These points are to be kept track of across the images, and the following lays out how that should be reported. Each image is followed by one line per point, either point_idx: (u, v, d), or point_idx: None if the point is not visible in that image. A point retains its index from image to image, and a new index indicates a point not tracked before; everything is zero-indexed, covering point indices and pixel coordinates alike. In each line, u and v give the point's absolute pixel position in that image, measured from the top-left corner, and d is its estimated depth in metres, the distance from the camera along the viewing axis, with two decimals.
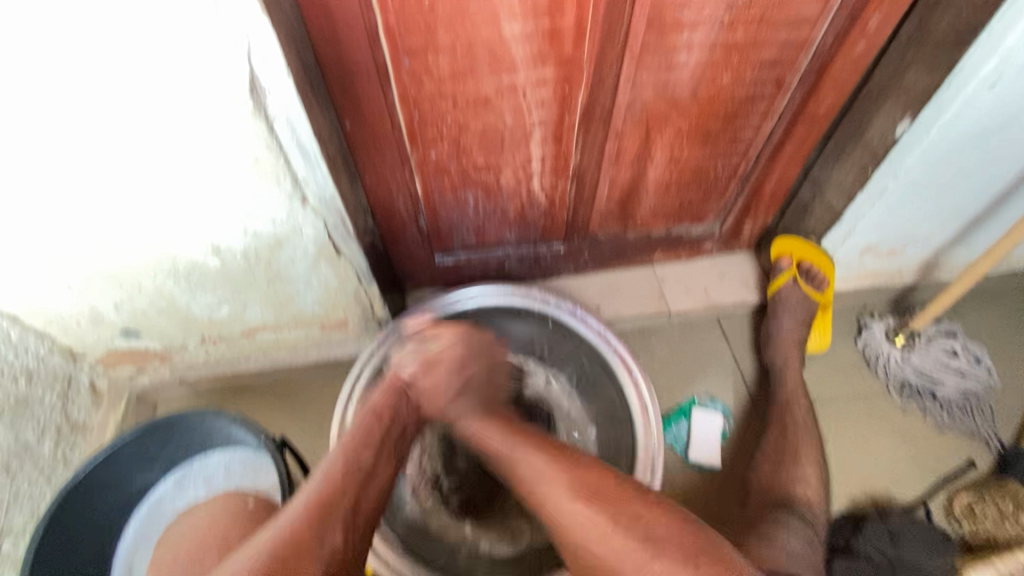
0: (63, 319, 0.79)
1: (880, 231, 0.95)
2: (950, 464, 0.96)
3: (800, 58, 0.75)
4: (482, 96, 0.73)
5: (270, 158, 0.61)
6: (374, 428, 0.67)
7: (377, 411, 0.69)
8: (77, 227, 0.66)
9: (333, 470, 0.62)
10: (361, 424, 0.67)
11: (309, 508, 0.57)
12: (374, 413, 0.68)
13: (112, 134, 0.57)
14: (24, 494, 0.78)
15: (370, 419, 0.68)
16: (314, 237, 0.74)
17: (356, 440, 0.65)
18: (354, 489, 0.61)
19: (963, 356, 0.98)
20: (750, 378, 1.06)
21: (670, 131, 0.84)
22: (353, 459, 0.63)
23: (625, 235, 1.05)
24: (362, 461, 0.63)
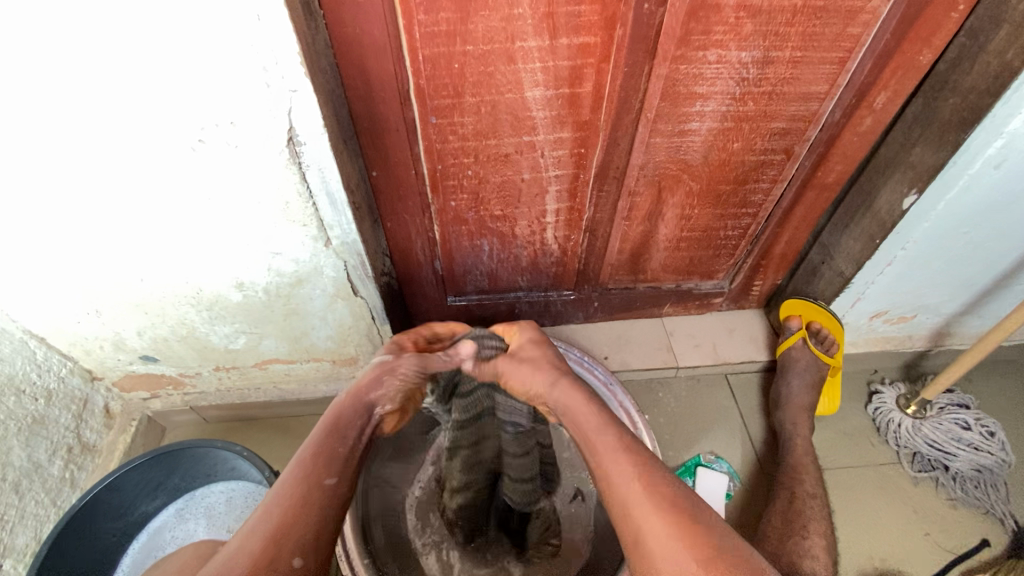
0: (87, 343, 0.82)
1: (890, 298, 0.95)
2: (964, 542, 0.93)
3: (809, 130, 0.78)
4: (503, 153, 0.77)
5: (299, 202, 0.65)
6: (337, 441, 0.60)
7: (338, 424, 0.62)
8: (113, 256, 0.70)
9: (291, 491, 0.54)
10: (325, 433, 0.60)
11: (267, 535, 0.50)
12: (336, 427, 0.62)
13: (159, 175, 0.61)
14: (30, 514, 0.79)
15: (330, 432, 0.61)
16: (334, 277, 0.77)
17: (320, 457, 0.57)
18: (318, 512, 0.54)
19: (977, 430, 0.95)
20: (758, 439, 1.05)
21: (681, 191, 0.87)
22: (316, 476, 0.56)
23: (635, 287, 1.07)
24: (326, 479, 0.56)
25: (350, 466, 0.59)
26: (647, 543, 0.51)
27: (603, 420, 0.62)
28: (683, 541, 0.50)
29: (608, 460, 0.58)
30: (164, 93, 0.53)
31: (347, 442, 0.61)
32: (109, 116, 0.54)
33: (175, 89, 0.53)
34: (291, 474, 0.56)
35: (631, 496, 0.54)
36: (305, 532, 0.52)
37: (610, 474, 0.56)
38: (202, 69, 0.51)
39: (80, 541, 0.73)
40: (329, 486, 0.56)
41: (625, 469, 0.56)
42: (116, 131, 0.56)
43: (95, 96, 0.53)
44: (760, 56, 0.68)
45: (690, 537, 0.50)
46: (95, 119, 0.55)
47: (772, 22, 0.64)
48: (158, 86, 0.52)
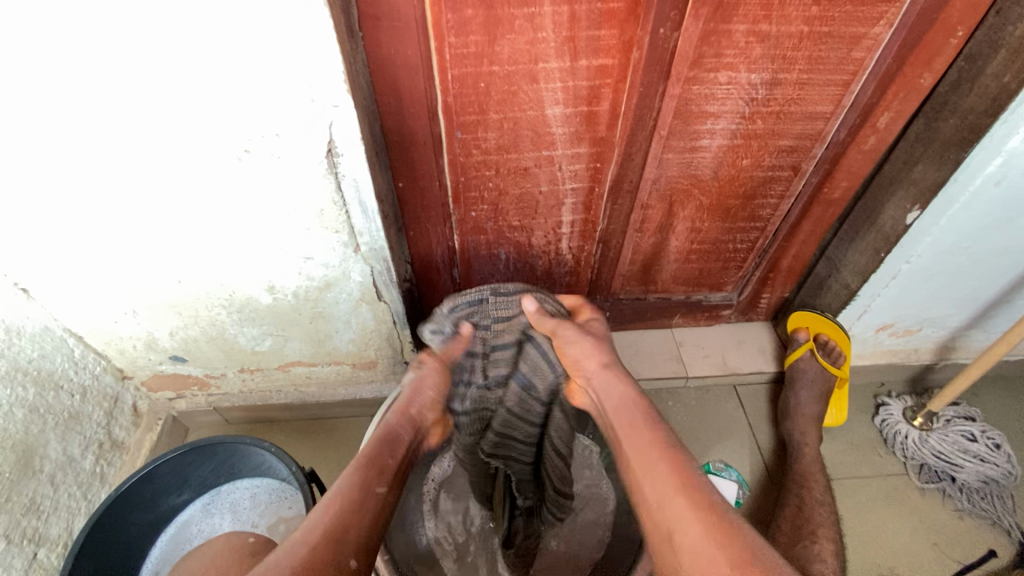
0: (122, 343, 0.86)
1: (896, 311, 0.98)
2: (972, 552, 0.94)
3: (815, 147, 0.82)
4: (523, 167, 0.81)
5: (332, 209, 0.69)
6: (384, 453, 0.62)
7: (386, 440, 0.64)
8: (153, 258, 0.74)
9: (347, 497, 0.56)
10: (373, 445, 0.63)
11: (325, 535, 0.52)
12: (384, 443, 0.64)
13: (205, 183, 0.65)
14: (63, 506, 0.82)
15: (381, 446, 0.63)
16: (360, 282, 0.80)
17: (372, 468, 0.60)
18: (370, 518, 0.55)
19: (983, 442, 0.96)
20: (767, 449, 1.07)
21: (692, 205, 0.90)
22: (368, 484, 0.58)
23: (646, 297, 1.10)
24: (377, 488, 0.58)
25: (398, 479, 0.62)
26: (677, 543, 0.52)
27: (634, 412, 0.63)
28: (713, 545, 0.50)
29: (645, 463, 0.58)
30: (216, 106, 0.57)
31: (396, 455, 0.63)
32: (165, 127, 0.59)
33: (226, 102, 0.57)
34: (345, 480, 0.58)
35: (661, 497, 0.55)
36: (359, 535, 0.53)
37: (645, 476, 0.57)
38: (252, 84, 0.56)
39: (113, 532, 0.76)
40: (379, 494, 0.58)
41: (662, 473, 0.56)
42: (169, 140, 0.60)
43: (165, 114, 0.58)
44: (768, 78, 0.72)
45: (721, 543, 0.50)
46: (151, 130, 0.59)
47: (780, 46, 0.68)
48: (211, 101, 0.57)
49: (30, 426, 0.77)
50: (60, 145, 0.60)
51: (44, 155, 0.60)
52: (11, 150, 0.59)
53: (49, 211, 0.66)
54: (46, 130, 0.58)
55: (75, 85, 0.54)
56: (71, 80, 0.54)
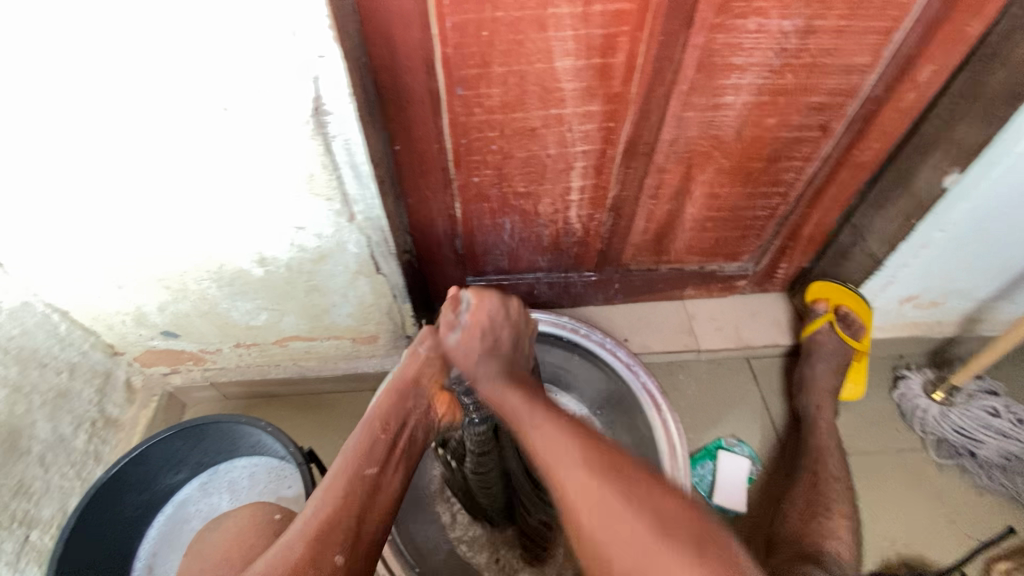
0: (109, 318, 0.82)
1: (922, 282, 0.93)
2: (989, 530, 0.92)
3: (849, 104, 0.75)
4: (530, 127, 0.75)
5: (323, 177, 0.64)
6: (377, 430, 0.59)
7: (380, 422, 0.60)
8: (134, 229, 0.69)
9: (335, 489, 0.53)
10: (364, 427, 0.59)
11: (308, 536, 0.50)
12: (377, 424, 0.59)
13: (184, 147, 0.60)
14: (55, 486, 0.80)
15: (373, 431, 0.59)
16: (356, 254, 0.76)
17: (361, 448, 0.57)
18: (361, 505, 0.53)
19: (1006, 417, 0.93)
20: (779, 424, 1.03)
21: (711, 169, 0.84)
22: (357, 467, 0.55)
23: (657, 268, 1.05)
24: (367, 470, 0.55)
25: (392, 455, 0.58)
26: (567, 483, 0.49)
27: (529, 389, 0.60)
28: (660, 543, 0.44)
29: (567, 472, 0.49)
30: (189, 61, 0.51)
31: (390, 428, 0.59)
32: (132, 86, 0.53)
33: (198, 55, 0.51)
34: (336, 471, 0.55)
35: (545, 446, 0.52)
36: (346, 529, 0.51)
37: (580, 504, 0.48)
38: (226, 35, 0.50)
39: (110, 512, 0.75)
40: (371, 477, 0.55)
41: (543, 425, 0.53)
42: (139, 102, 0.55)
43: (130, 71, 0.52)
44: (802, 25, 0.65)
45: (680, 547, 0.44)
46: (119, 91, 0.53)
47: None
48: (179, 54, 0.51)
49: (13, 406, 0.74)
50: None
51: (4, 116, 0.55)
52: None
53: (19, 179, 0.61)
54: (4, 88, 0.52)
55: (44, 42, 0.49)
56: (23, 29, 0.48)
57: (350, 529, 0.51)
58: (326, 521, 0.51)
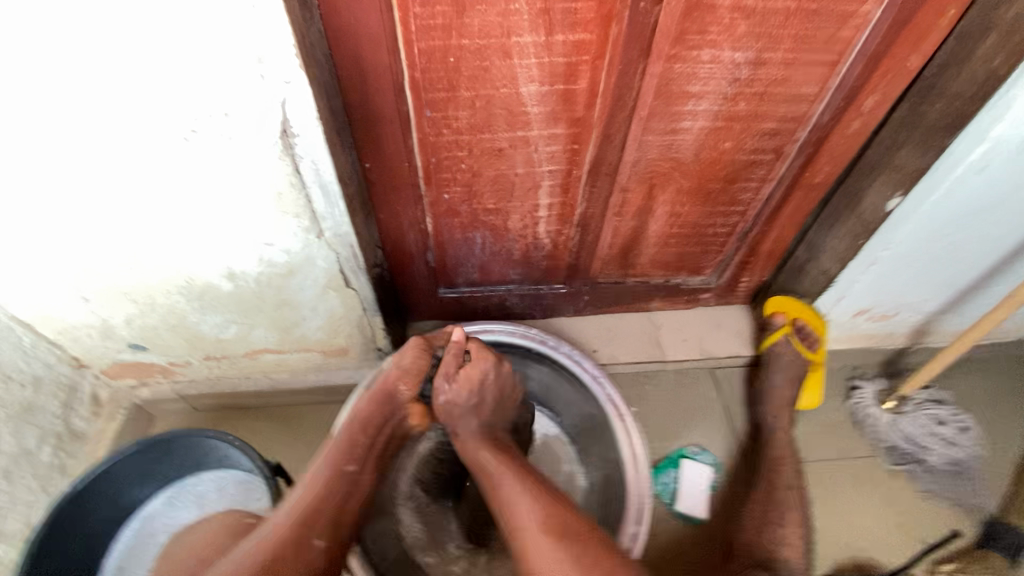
0: (75, 331, 0.82)
1: (872, 297, 0.98)
2: (935, 533, 0.97)
3: (800, 130, 0.80)
4: (497, 147, 0.77)
5: (291, 195, 0.65)
6: (360, 432, 0.68)
7: (360, 421, 0.68)
8: (101, 243, 0.69)
9: (316, 480, 0.64)
10: (348, 429, 0.68)
11: (291, 519, 0.61)
12: (358, 425, 0.68)
13: (152, 166, 0.60)
14: (21, 500, 0.80)
15: (355, 429, 0.68)
16: (326, 268, 0.77)
17: (344, 447, 0.67)
18: (339, 495, 0.64)
19: (949, 425, 1.00)
20: (742, 432, 1.07)
21: (673, 188, 0.88)
22: (337, 464, 0.66)
23: (625, 281, 1.08)
24: (346, 466, 0.66)
25: (371, 456, 0.68)
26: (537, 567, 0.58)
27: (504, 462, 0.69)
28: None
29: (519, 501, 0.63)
30: (158, 84, 0.52)
31: (369, 433, 0.68)
32: (102, 107, 0.54)
33: (169, 80, 0.52)
34: (319, 464, 0.66)
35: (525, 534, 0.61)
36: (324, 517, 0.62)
37: (528, 536, 0.60)
38: (194, 59, 0.51)
39: (75, 527, 0.75)
40: (349, 472, 0.65)
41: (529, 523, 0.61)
42: (106, 121, 0.55)
43: (97, 91, 0.53)
44: (753, 57, 0.69)
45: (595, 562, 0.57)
46: (85, 110, 0.54)
47: (765, 24, 0.65)
48: (147, 76, 0.52)
49: None
50: None
51: None
52: None
53: None
54: None
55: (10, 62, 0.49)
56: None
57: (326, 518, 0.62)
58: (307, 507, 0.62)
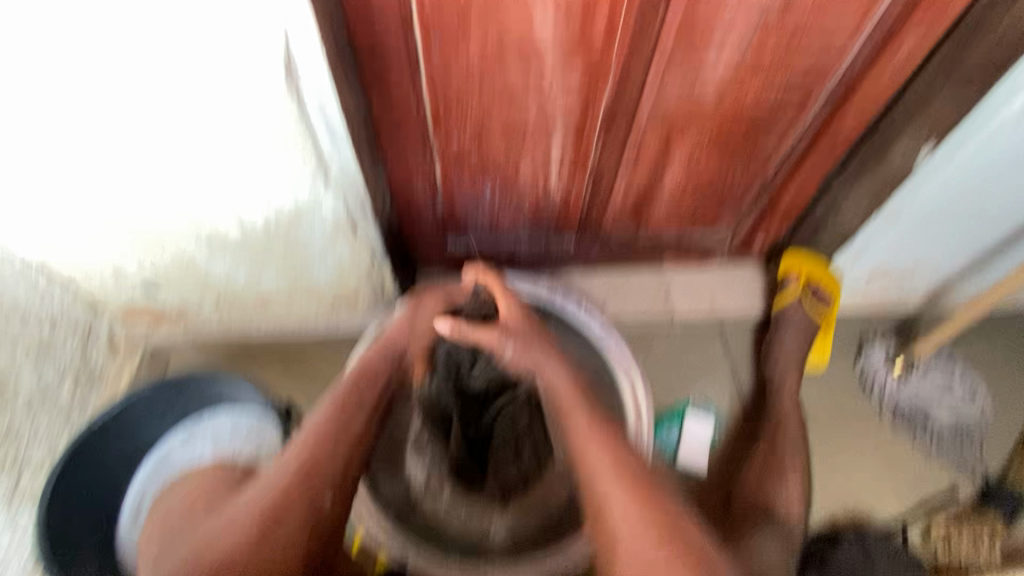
0: (89, 272, 0.83)
1: (891, 254, 0.96)
2: (933, 491, 0.98)
3: (829, 76, 0.75)
4: (509, 88, 0.74)
5: (298, 138, 0.64)
6: (366, 386, 0.70)
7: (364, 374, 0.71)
8: (109, 184, 0.69)
9: (316, 432, 0.64)
10: (354, 380, 0.70)
11: (298, 466, 0.62)
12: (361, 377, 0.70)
13: (154, 108, 0.60)
14: (42, 433, 0.83)
15: (359, 384, 0.70)
16: (333, 213, 0.76)
17: (350, 401, 0.67)
18: (345, 448, 0.64)
19: (957, 389, 1.00)
20: (747, 389, 1.07)
21: (692, 137, 0.84)
22: (345, 419, 0.66)
23: (637, 235, 1.06)
24: (354, 422, 0.66)
25: (374, 408, 0.69)
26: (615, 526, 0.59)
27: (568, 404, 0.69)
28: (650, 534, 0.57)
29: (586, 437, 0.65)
30: (159, 20, 0.51)
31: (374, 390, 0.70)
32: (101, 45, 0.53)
33: (170, 15, 0.51)
34: (318, 417, 0.65)
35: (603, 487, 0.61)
36: (326, 469, 0.62)
37: (605, 500, 0.61)
38: None
39: (98, 458, 0.80)
40: (354, 430, 0.66)
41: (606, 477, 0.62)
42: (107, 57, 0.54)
43: (99, 27, 0.52)
44: None
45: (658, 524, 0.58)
46: (88, 47, 0.53)
47: None
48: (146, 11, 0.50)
49: None
50: None
51: None
52: None
53: None
54: None
55: None
56: None
57: (332, 470, 0.63)
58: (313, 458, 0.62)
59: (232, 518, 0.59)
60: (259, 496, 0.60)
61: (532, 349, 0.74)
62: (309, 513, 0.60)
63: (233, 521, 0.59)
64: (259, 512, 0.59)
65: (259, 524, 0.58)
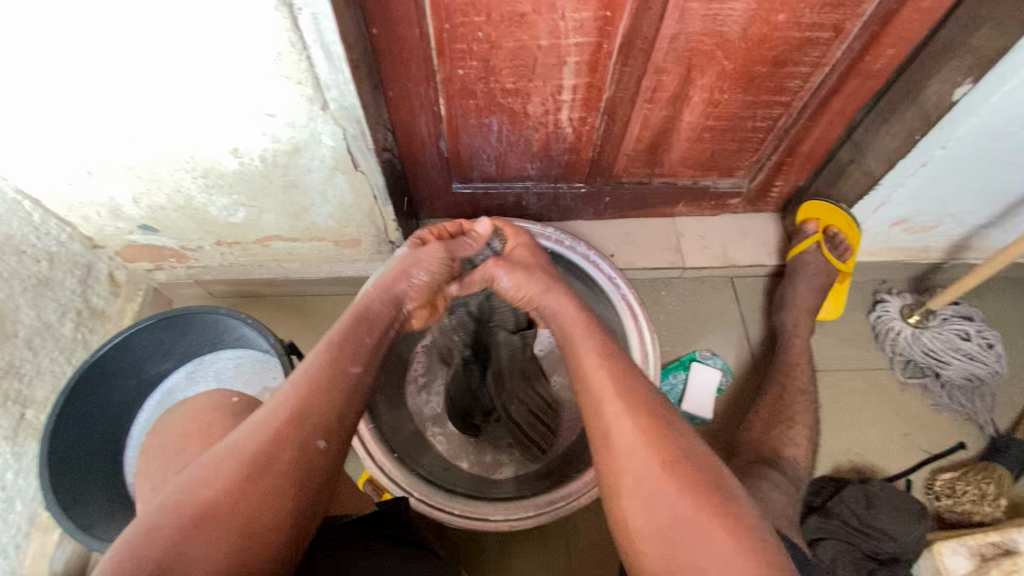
0: (83, 208, 0.81)
1: (916, 203, 0.91)
2: (941, 444, 0.97)
3: (867, 2, 0.69)
4: (519, 13, 0.69)
5: (291, 56, 0.59)
6: (365, 331, 0.63)
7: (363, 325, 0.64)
8: (95, 111, 0.65)
9: (308, 377, 0.55)
10: (353, 324, 0.63)
11: (289, 414, 0.52)
12: (361, 326, 0.63)
13: (135, 23, 0.55)
14: (46, 370, 0.83)
15: (357, 329, 0.63)
16: (332, 147, 0.72)
17: (346, 347, 0.59)
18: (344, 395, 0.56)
19: (976, 341, 0.96)
20: (756, 340, 1.06)
21: (713, 71, 0.79)
22: (341, 363, 0.57)
23: (650, 181, 1.02)
24: (352, 367, 0.58)
25: (373, 358, 0.62)
26: (626, 481, 0.51)
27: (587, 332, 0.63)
28: (673, 479, 0.49)
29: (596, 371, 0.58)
30: None
31: (372, 334, 0.63)
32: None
33: None
34: (312, 362, 0.57)
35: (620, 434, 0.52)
36: (322, 417, 0.53)
37: (617, 447, 0.52)
38: None
39: (100, 393, 0.78)
40: (354, 374, 0.58)
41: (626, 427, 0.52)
42: None
43: None
44: None
45: (676, 468, 0.50)
46: None
47: None
48: None
49: None
50: None
51: None
52: None
53: None
54: None
55: None
56: None
57: (328, 417, 0.53)
58: (303, 406, 0.53)
59: (208, 472, 0.48)
60: (244, 442, 0.50)
61: (532, 280, 0.73)
62: (303, 465, 0.50)
63: (207, 481, 0.47)
64: (244, 460, 0.49)
65: (240, 478, 0.48)
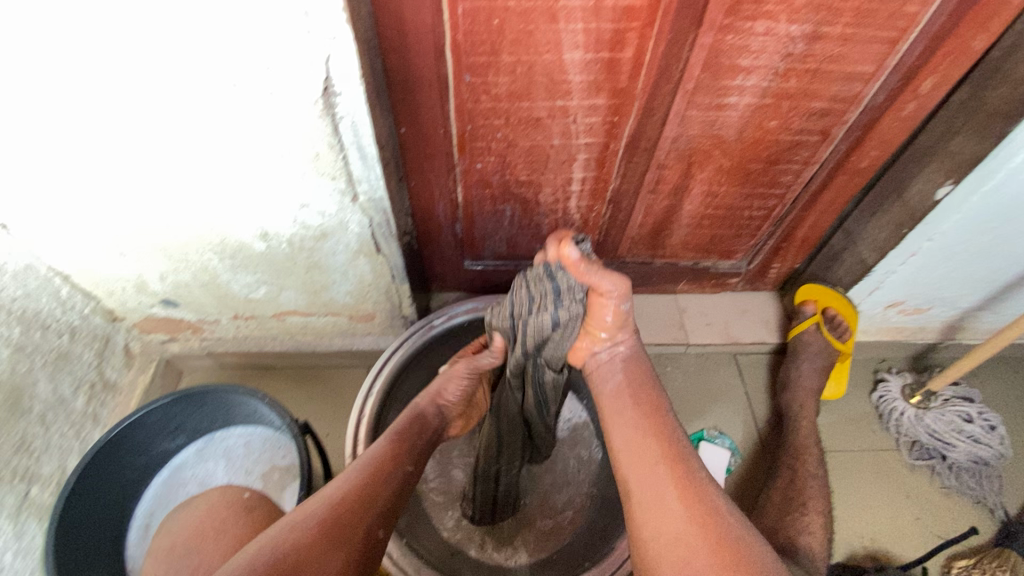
0: (110, 284, 0.83)
1: (908, 289, 0.96)
2: (953, 529, 0.96)
3: (850, 111, 0.77)
4: (535, 117, 0.75)
5: (329, 154, 0.64)
6: (416, 435, 0.67)
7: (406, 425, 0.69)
8: (139, 197, 0.69)
9: (370, 465, 0.60)
10: (405, 425, 0.68)
11: (356, 494, 0.55)
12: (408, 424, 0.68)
13: (196, 124, 0.60)
14: (55, 445, 0.83)
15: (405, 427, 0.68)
16: (358, 233, 0.77)
17: (405, 446, 0.64)
18: (394, 490, 0.59)
19: (978, 424, 0.96)
20: (762, 419, 1.07)
21: (712, 167, 0.85)
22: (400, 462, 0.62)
23: (652, 262, 1.07)
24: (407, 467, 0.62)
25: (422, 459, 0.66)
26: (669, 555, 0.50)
27: (624, 403, 0.64)
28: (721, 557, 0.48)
29: (623, 433, 0.62)
30: (203, 43, 0.52)
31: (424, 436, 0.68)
32: (148, 70, 0.54)
33: (213, 39, 0.51)
34: (376, 452, 0.62)
35: (669, 511, 0.53)
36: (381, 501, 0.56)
37: (665, 524, 0.52)
38: (242, 29, 0.51)
39: (109, 473, 0.78)
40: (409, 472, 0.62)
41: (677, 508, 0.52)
42: (159, 82, 0.56)
43: (138, 47, 0.52)
44: (809, 32, 0.65)
45: (718, 534, 0.50)
46: (132, 72, 0.54)
47: None
48: (189, 39, 0.51)
49: (16, 365, 0.75)
50: (13, 68, 0.53)
51: (23, 91, 0.55)
52: (7, 89, 0.55)
53: (29, 146, 0.61)
54: (21, 63, 0.53)
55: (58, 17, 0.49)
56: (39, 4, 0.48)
57: (387, 505, 0.57)
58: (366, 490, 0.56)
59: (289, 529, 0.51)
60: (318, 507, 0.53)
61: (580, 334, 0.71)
62: (368, 543, 0.52)
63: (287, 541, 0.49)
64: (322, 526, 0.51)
65: (315, 541, 0.50)
